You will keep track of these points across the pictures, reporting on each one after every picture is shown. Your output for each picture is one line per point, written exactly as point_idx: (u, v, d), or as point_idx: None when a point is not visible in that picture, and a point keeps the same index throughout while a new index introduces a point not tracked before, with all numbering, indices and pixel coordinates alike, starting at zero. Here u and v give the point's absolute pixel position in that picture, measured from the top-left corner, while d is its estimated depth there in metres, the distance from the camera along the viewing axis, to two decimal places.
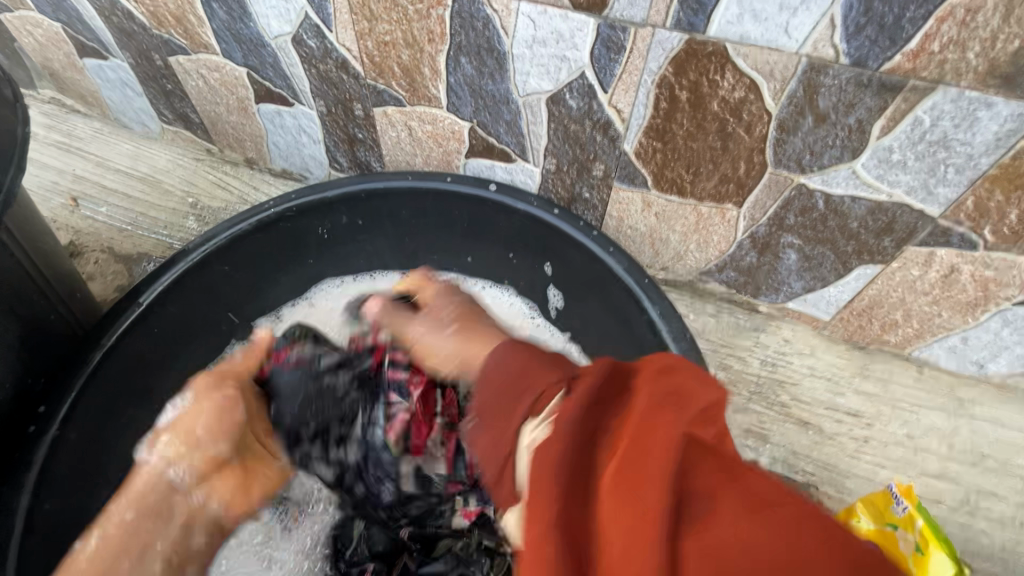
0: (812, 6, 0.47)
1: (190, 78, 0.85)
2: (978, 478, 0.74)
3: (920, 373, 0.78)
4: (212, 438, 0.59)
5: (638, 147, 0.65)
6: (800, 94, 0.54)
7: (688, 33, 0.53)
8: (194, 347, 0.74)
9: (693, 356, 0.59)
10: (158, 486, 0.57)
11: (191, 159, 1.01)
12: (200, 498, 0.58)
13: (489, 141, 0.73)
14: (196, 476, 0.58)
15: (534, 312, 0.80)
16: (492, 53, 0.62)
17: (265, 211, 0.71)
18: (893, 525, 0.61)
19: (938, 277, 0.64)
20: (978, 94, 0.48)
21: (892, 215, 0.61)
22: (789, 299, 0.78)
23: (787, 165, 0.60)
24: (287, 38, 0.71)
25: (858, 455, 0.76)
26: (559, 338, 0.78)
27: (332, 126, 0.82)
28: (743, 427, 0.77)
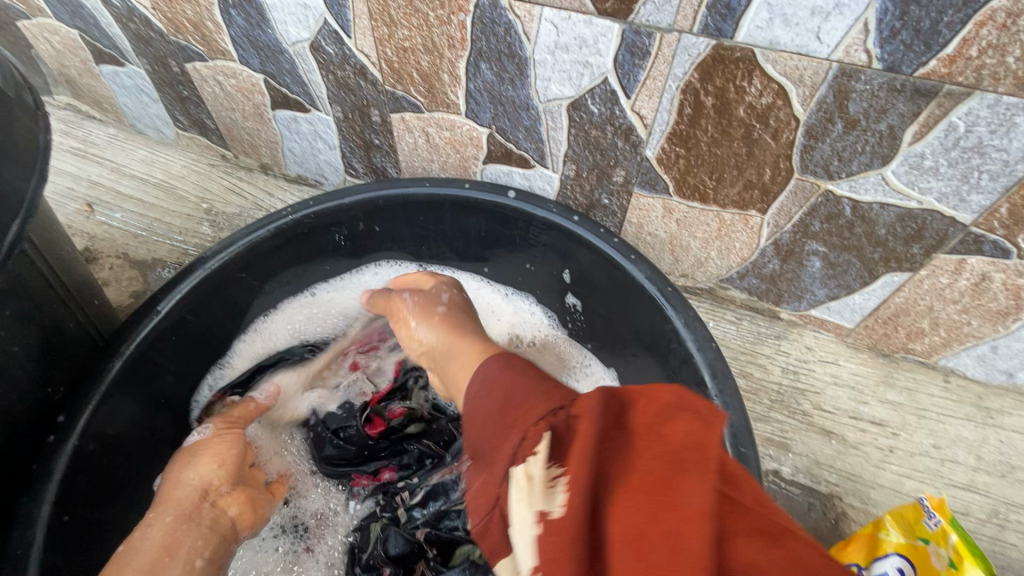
0: (846, 11, 0.46)
1: (206, 85, 0.85)
2: (1007, 490, 0.72)
3: (946, 382, 0.77)
4: (237, 458, 0.65)
5: (660, 153, 0.65)
6: (830, 100, 0.53)
7: (715, 39, 0.52)
8: (210, 355, 0.74)
9: (718, 365, 0.58)
10: (192, 496, 0.60)
11: (206, 165, 1.01)
12: (227, 508, 0.62)
13: (507, 147, 0.73)
14: (224, 488, 0.62)
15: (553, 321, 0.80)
16: (514, 59, 0.61)
17: (282, 218, 0.71)
18: (924, 539, 0.59)
19: (969, 285, 0.63)
20: (1017, 99, 0.47)
21: (922, 222, 0.59)
22: (812, 306, 0.76)
23: (814, 172, 0.59)
24: (305, 44, 0.71)
25: (883, 465, 0.74)
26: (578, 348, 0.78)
27: (349, 132, 0.82)
28: (765, 436, 0.76)
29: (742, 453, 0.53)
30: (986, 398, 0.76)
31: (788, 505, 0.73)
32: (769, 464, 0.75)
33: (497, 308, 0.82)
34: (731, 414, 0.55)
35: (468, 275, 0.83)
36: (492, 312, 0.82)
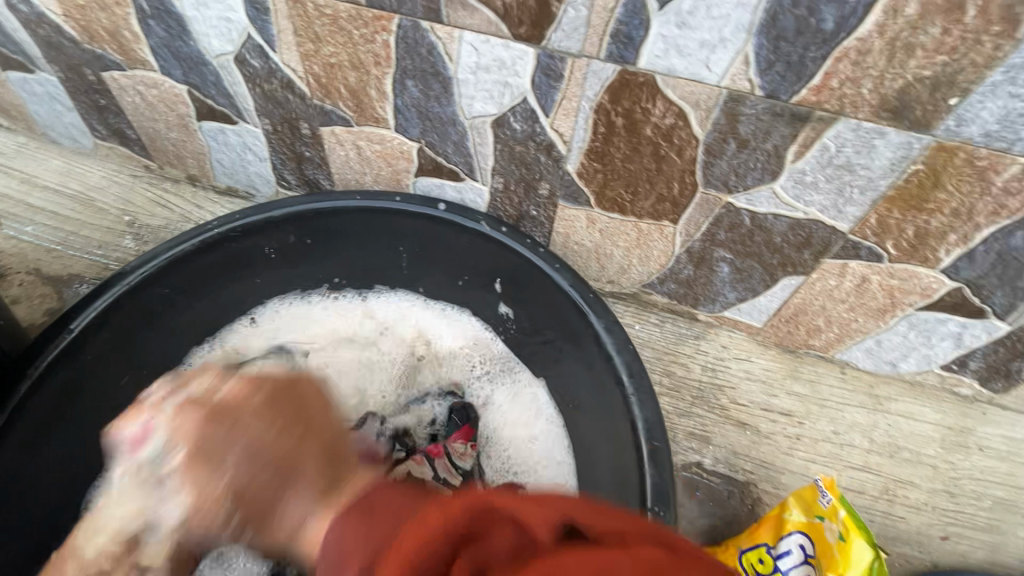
0: (728, 44, 0.52)
1: (126, 94, 0.83)
2: (896, 468, 0.81)
3: (843, 373, 0.85)
4: None
5: (580, 168, 0.69)
6: (723, 122, 0.58)
7: (620, 65, 0.56)
8: (134, 371, 0.73)
9: (635, 366, 0.62)
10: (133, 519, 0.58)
11: (128, 176, 0.97)
12: None
13: (438, 161, 0.75)
14: None
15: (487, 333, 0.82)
16: (438, 77, 0.64)
17: (205, 232, 0.70)
18: (821, 516, 0.66)
19: (852, 286, 0.71)
20: (874, 125, 0.54)
21: (810, 231, 0.66)
22: (724, 308, 0.83)
23: (715, 186, 0.65)
24: (230, 57, 0.70)
25: (792, 452, 0.81)
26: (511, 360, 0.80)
27: (279, 144, 0.81)
28: (687, 430, 0.82)
29: (655, 447, 0.58)
30: (877, 386, 0.84)
31: (709, 494, 0.79)
32: (692, 457, 0.81)
33: (435, 327, 0.83)
34: (645, 410, 0.59)
35: (406, 299, 0.84)
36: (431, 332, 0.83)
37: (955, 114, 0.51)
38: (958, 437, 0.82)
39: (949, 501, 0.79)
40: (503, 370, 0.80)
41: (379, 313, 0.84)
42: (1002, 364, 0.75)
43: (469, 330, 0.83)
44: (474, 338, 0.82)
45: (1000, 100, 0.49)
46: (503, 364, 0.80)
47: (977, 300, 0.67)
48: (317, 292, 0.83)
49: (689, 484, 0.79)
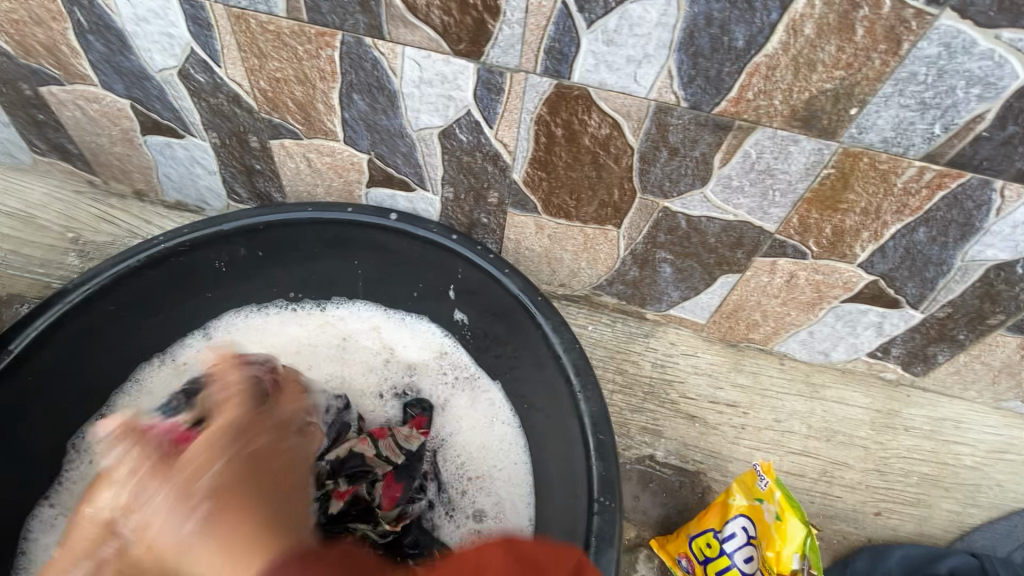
0: (653, 60, 0.56)
1: (65, 109, 0.81)
2: (832, 451, 0.86)
3: (782, 364, 0.90)
4: None
5: (526, 176, 0.72)
6: (654, 132, 0.62)
7: (556, 79, 0.60)
8: (80, 390, 0.72)
9: (581, 363, 0.65)
10: None
11: (71, 192, 0.95)
12: None
13: (388, 172, 0.77)
14: None
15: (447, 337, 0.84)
16: (383, 91, 0.66)
17: (151, 247, 0.70)
18: (760, 499, 0.70)
19: (782, 281, 0.76)
20: (788, 133, 0.58)
21: (740, 231, 0.71)
22: (670, 306, 0.87)
23: (652, 192, 0.69)
24: (174, 72, 0.70)
25: (737, 440, 0.86)
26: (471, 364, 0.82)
27: (228, 157, 0.81)
28: (640, 425, 0.86)
29: (601, 440, 0.61)
30: (812, 374, 0.90)
31: (662, 485, 0.82)
32: (645, 450, 0.85)
33: (396, 336, 0.85)
34: (591, 406, 0.62)
35: (366, 309, 0.85)
36: (396, 341, 0.85)
37: (856, 123, 0.56)
38: (886, 419, 0.88)
39: (880, 479, 0.85)
40: (463, 376, 0.82)
41: (340, 324, 0.85)
42: (920, 350, 0.81)
43: (430, 337, 0.84)
44: (435, 344, 0.84)
45: (893, 110, 0.54)
46: (463, 367, 0.82)
47: (892, 291, 0.73)
48: (275, 304, 0.84)
49: (643, 477, 0.83)
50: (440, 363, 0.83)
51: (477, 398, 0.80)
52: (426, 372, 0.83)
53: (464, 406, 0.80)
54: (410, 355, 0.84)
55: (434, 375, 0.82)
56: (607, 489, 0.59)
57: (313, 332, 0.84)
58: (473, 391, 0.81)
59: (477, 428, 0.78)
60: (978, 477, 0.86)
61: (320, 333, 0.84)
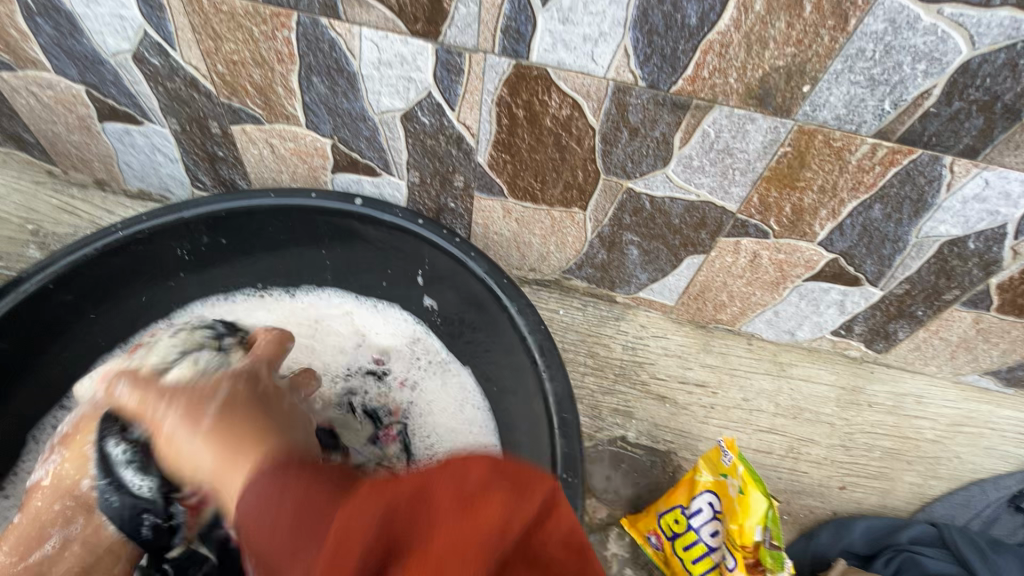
0: (608, 39, 0.56)
1: (18, 96, 0.79)
2: (799, 428, 0.88)
3: (750, 344, 0.92)
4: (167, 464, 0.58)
5: (490, 159, 0.71)
6: (614, 112, 0.62)
7: (514, 59, 0.59)
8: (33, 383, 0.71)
9: (546, 344, 0.65)
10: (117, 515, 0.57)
11: (29, 182, 0.92)
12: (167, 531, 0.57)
13: (352, 157, 0.76)
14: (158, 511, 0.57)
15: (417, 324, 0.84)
16: (343, 74, 0.65)
17: (109, 235, 0.68)
18: (725, 474, 0.71)
19: (746, 262, 0.77)
20: (744, 111, 0.59)
21: (703, 212, 0.72)
22: (639, 289, 0.88)
23: (615, 173, 0.69)
24: (128, 55, 0.69)
25: (707, 420, 0.87)
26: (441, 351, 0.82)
27: (189, 144, 0.80)
28: (611, 407, 0.87)
29: (565, 419, 0.61)
30: (779, 354, 0.92)
31: (633, 465, 0.84)
32: (616, 431, 0.86)
33: (367, 320, 0.84)
34: (556, 386, 0.63)
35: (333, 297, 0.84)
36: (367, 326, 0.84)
37: (809, 100, 0.57)
38: (851, 395, 0.90)
39: (845, 454, 0.88)
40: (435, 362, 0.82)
41: (309, 310, 0.84)
42: (881, 327, 0.83)
43: (402, 324, 0.84)
44: (406, 330, 0.83)
45: (844, 87, 0.55)
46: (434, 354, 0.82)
47: (852, 268, 0.74)
48: (241, 292, 0.83)
49: (615, 457, 0.84)
50: (411, 348, 0.83)
51: (448, 384, 0.80)
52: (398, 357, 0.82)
53: (435, 390, 0.80)
54: (382, 340, 0.83)
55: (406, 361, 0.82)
56: (571, 464, 0.59)
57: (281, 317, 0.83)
58: (444, 376, 0.81)
59: (449, 412, 0.78)
60: (938, 450, 0.88)
61: (288, 319, 0.83)
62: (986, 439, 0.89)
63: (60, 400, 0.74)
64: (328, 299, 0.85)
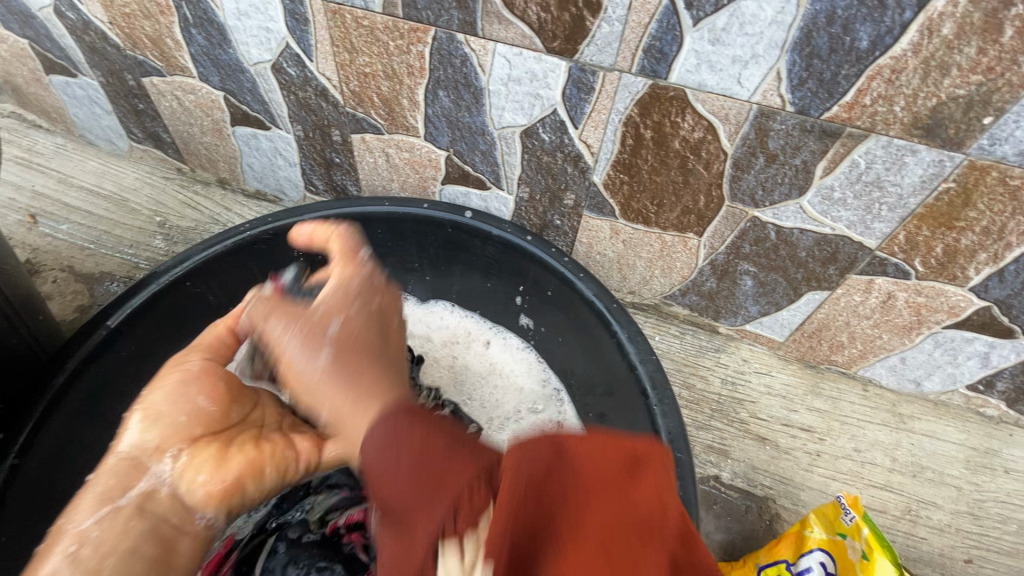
0: (761, 61, 0.52)
1: (163, 99, 0.85)
2: (918, 488, 0.80)
3: (865, 390, 0.84)
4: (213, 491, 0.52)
5: (606, 179, 0.69)
6: (752, 137, 0.59)
7: (652, 79, 0.57)
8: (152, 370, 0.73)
9: (658, 376, 0.62)
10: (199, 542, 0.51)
11: (161, 178, 0.99)
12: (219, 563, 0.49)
13: (465, 169, 0.76)
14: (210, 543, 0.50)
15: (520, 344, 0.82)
16: (470, 88, 0.65)
17: (237, 235, 0.73)
18: (842, 534, 0.66)
19: (878, 302, 0.71)
20: (905, 142, 0.54)
21: (836, 246, 0.66)
22: (746, 321, 0.83)
23: (742, 200, 0.65)
24: (267, 65, 0.73)
25: (812, 468, 0.81)
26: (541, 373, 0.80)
27: (309, 150, 0.83)
28: (705, 443, 0.82)
29: (678, 459, 0.58)
30: (899, 404, 0.83)
31: (727, 509, 0.78)
32: (710, 470, 0.81)
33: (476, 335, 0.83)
34: (668, 421, 0.60)
35: (447, 308, 0.85)
36: (475, 344, 0.83)
37: (988, 134, 0.51)
38: (983, 458, 0.80)
39: (973, 524, 0.78)
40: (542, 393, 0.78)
41: (423, 318, 0.85)
42: None
43: (507, 345, 0.82)
44: (511, 352, 0.82)
45: None
46: (534, 374, 0.80)
47: (1006, 320, 0.66)
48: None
49: (707, 498, 0.79)
50: (515, 371, 0.81)
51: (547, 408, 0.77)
52: (502, 377, 0.80)
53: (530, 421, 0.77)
54: (488, 356, 0.82)
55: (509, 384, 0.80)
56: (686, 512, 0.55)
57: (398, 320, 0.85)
58: (544, 404, 0.78)
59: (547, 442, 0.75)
60: None
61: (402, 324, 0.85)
62: None
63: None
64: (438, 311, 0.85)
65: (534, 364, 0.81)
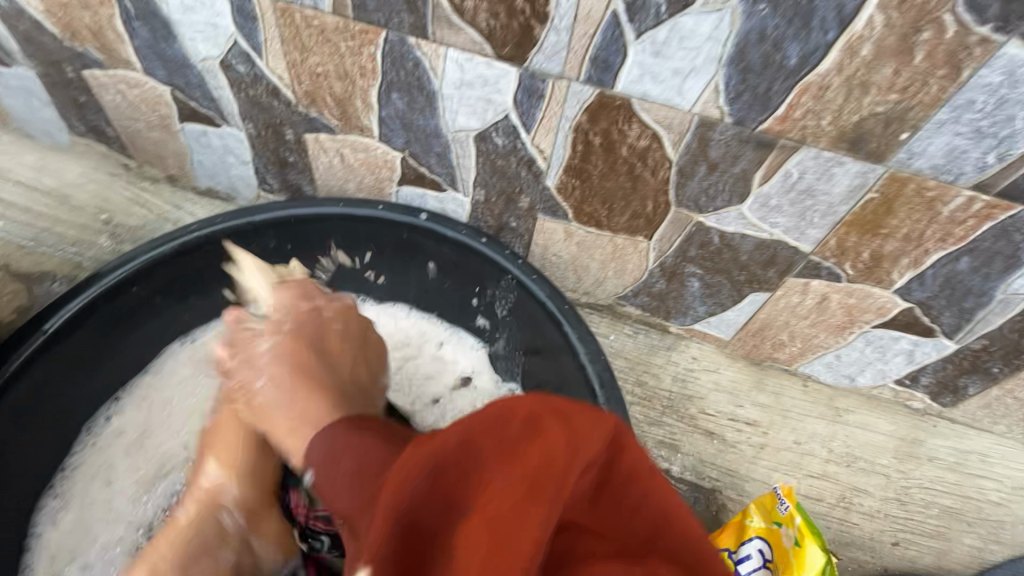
0: (700, 74, 0.55)
1: (106, 92, 0.82)
2: (852, 477, 0.85)
3: (805, 385, 0.89)
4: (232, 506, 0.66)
5: (559, 183, 0.71)
6: (694, 146, 0.61)
7: (599, 88, 0.59)
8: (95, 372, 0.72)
9: (606, 376, 0.64)
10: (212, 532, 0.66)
11: (104, 173, 0.96)
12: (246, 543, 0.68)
13: (420, 171, 0.77)
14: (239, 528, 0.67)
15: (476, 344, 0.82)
16: (423, 91, 0.65)
17: (186, 236, 0.71)
18: (778, 522, 0.70)
19: (813, 303, 0.75)
20: (833, 154, 0.57)
21: (774, 250, 0.70)
22: (695, 321, 0.86)
23: (687, 205, 0.68)
24: (215, 61, 0.71)
25: (756, 460, 0.85)
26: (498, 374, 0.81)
27: (261, 148, 0.82)
28: (657, 439, 0.85)
29: None
30: (836, 398, 0.88)
31: None
32: (661, 464, 0.84)
33: (432, 336, 0.83)
34: (615, 419, 0.62)
35: (404, 309, 0.85)
36: (433, 345, 0.83)
37: (906, 148, 0.54)
38: (910, 448, 0.86)
39: (900, 509, 0.84)
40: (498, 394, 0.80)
41: (380, 317, 0.84)
42: (950, 380, 0.79)
43: (463, 345, 0.82)
44: (468, 354, 0.82)
45: (945, 137, 0.53)
46: (490, 375, 0.81)
47: (927, 320, 0.71)
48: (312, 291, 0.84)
49: None
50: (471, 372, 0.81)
51: (501, 406, 0.79)
52: (457, 377, 0.81)
53: None
54: (443, 357, 0.82)
55: (464, 384, 0.81)
56: None
57: (353, 319, 0.84)
58: (499, 404, 0.79)
59: None
60: (1001, 513, 0.83)
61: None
62: None
63: (116, 392, 0.75)
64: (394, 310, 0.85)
65: (486, 365, 0.82)
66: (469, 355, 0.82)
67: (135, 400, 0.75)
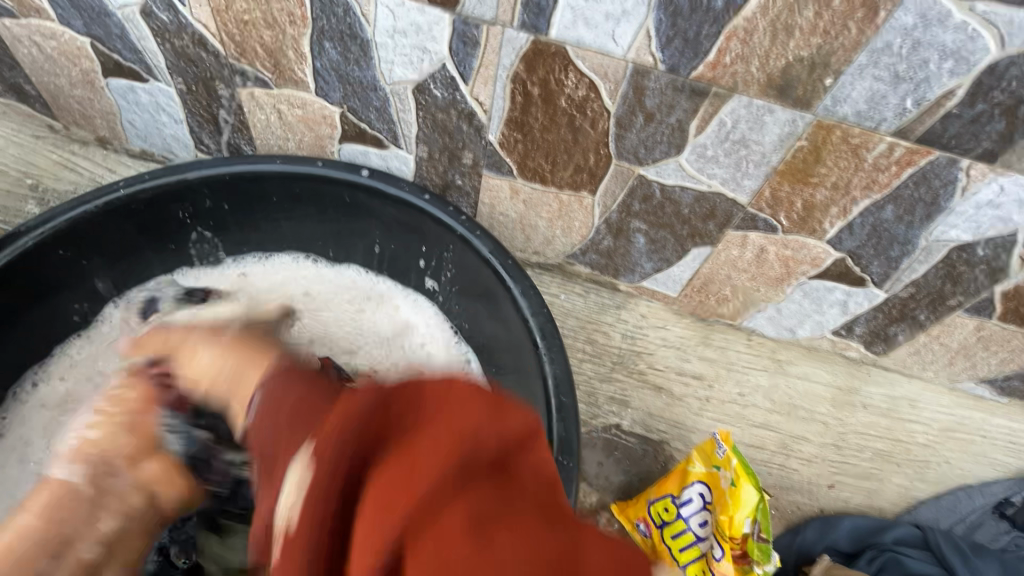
0: (631, 18, 0.54)
1: (21, 45, 0.77)
2: (792, 425, 0.89)
3: (749, 339, 0.92)
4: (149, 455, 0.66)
5: (501, 137, 0.70)
6: (630, 95, 0.61)
7: (533, 34, 0.58)
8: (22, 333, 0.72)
9: (548, 328, 0.65)
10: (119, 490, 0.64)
11: (29, 136, 0.90)
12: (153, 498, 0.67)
13: (361, 127, 0.75)
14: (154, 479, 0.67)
15: (428, 305, 0.83)
16: (356, 40, 0.63)
17: (110, 194, 0.68)
18: (717, 466, 0.72)
19: (752, 256, 0.77)
20: (763, 102, 0.58)
21: (713, 203, 0.71)
22: (642, 278, 0.88)
23: (627, 158, 0.68)
24: (135, 9, 0.67)
25: (702, 412, 0.88)
26: (449, 334, 0.82)
27: (194, 106, 0.79)
28: (607, 394, 0.87)
29: (563, 402, 0.62)
30: (778, 351, 0.92)
31: (626, 453, 0.84)
32: (611, 419, 0.86)
33: (387, 298, 0.83)
34: (555, 368, 0.63)
35: (359, 270, 0.84)
36: (385, 308, 0.83)
37: (830, 94, 0.55)
38: (846, 396, 0.90)
39: (836, 453, 0.88)
40: (447, 353, 0.81)
41: (333, 279, 0.84)
42: (881, 329, 0.83)
43: (418, 307, 0.83)
44: (418, 315, 0.83)
45: (867, 82, 0.54)
46: (440, 336, 0.82)
47: (858, 269, 0.74)
48: (266, 249, 0.84)
49: (607, 444, 0.85)
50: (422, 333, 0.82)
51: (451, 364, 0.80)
52: (411, 337, 0.82)
53: None
54: (397, 319, 0.83)
55: (418, 345, 0.81)
56: (566, 447, 0.60)
57: (310, 278, 0.84)
58: (449, 362, 0.80)
59: None
60: (928, 454, 0.89)
61: (311, 283, 0.84)
62: (975, 445, 0.89)
63: (47, 354, 0.76)
64: (347, 274, 0.85)
65: (440, 324, 0.82)
66: (420, 317, 0.83)
67: (62, 364, 0.76)
